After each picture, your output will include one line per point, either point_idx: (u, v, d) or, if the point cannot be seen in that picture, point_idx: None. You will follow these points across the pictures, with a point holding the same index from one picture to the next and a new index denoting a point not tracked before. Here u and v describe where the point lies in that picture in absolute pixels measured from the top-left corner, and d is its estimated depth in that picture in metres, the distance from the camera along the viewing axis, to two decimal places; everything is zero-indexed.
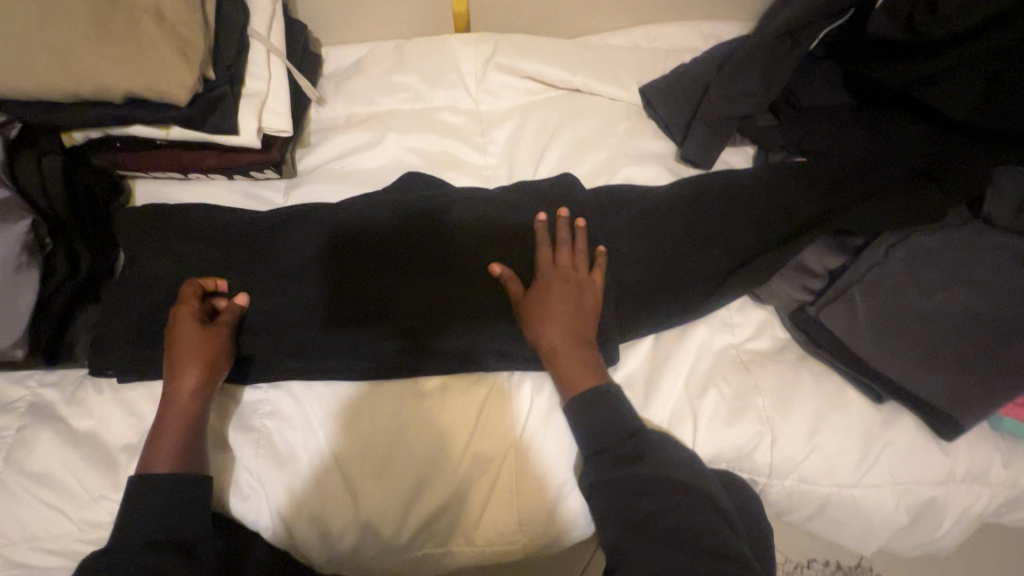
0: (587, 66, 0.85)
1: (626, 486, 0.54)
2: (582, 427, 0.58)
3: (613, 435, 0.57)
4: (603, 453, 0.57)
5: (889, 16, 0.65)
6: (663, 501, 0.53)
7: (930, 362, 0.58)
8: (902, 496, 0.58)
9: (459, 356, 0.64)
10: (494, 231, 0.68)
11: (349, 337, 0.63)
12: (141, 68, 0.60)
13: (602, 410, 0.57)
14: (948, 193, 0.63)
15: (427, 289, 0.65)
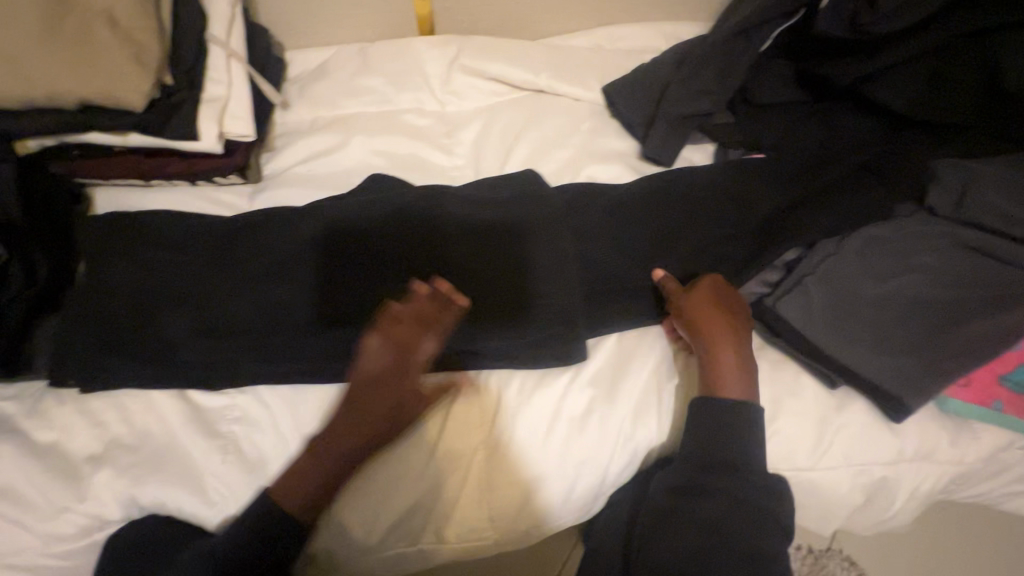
0: (551, 67, 0.86)
1: (714, 504, 0.53)
2: (701, 445, 0.57)
3: (723, 452, 0.56)
4: (708, 463, 0.56)
5: (835, 14, 0.68)
6: (735, 514, 0.53)
7: (880, 348, 0.61)
8: (858, 477, 0.60)
9: None
10: (462, 232, 0.68)
11: (319, 340, 0.64)
12: (94, 73, 0.59)
13: (727, 433, 0.56)
14: (893, 185, 0.66)
15: (396, 290, 0.66)
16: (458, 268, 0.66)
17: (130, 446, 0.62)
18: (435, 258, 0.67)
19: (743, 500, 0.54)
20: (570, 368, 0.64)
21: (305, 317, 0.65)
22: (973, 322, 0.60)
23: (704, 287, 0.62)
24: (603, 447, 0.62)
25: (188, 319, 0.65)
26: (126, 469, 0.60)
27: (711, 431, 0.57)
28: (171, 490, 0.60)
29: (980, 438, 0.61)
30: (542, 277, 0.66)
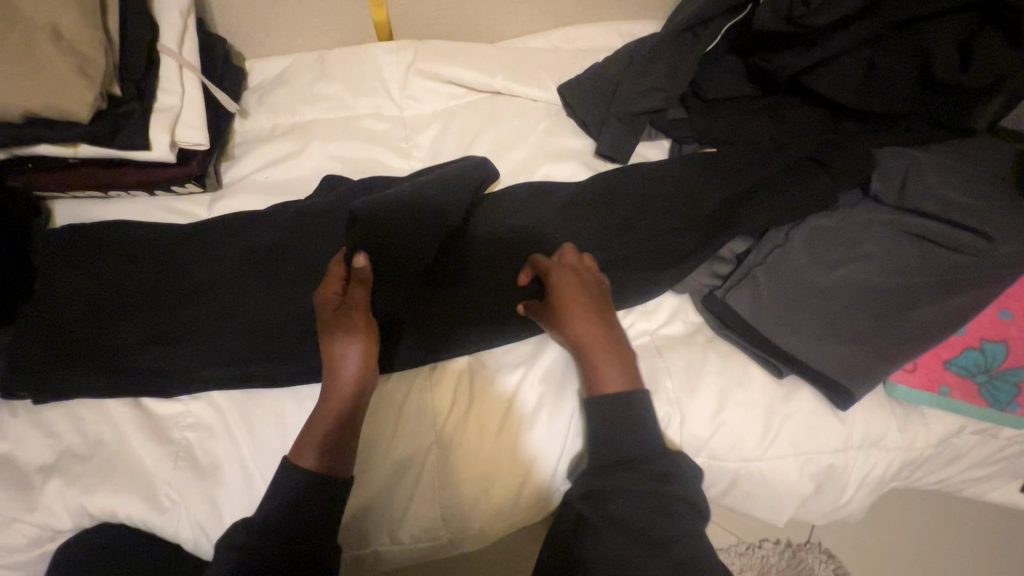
0: (507, 69, 0.87)
1: (633, 497, 0.53)
2: (610, 435, 0.56)
3: (636, 448, 0.55)
4: (620, 458, 0.55)
5: (773, 9, 0.68)
6: (650, 508, 0.52)
7: (827, 335, 0.61)
8: (805, 465, 0.60)
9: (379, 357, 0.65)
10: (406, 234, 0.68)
11: (273, 343, 0.65)
12: (39, 87, 0.60)
13: (631, 422, 0.56)
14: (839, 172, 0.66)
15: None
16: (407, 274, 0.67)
17: (82, 455, 0.62)
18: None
19: (659, 494, 0.53)
20: (522, 366, 0.65)
21: (256, 322, 0.66)
22: (917, 308, 0.60)
23: (555, 273, 0.62)
24: (554, 442, 0.62)
25: (140, 327, 0.66)
26: (76, 479, 0.60)
27: (613, 426, 0.56)
28: (121, 497, 0.59)
29: (927, 423, 0.62)
30: (486, 281, 0.68)
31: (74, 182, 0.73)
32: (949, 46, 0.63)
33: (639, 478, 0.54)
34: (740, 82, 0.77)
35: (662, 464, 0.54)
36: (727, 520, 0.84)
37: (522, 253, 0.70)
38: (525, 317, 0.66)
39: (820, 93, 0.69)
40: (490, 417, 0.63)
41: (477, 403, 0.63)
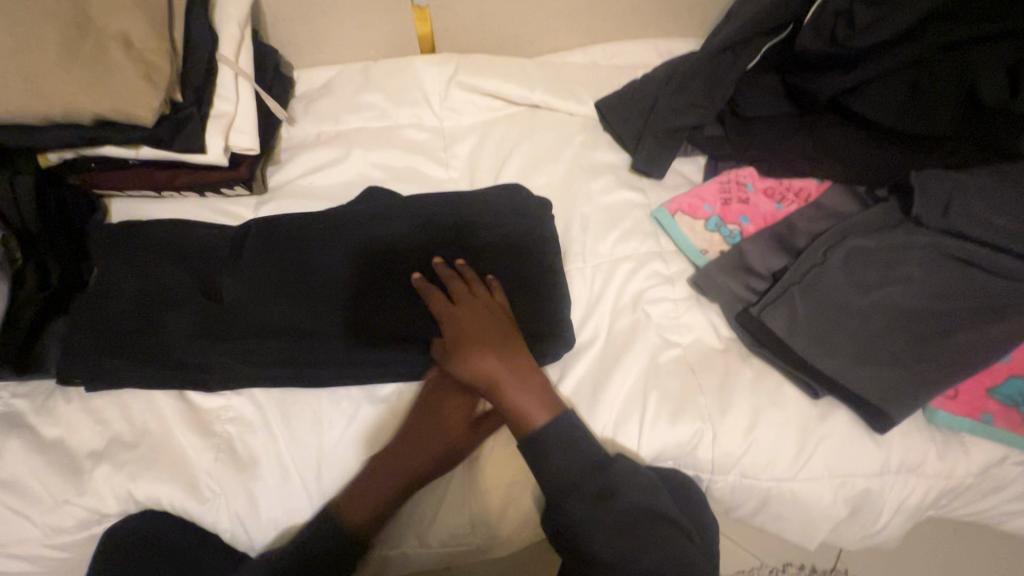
0: (546, 83, 0.89)
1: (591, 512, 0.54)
2: (545, 462, 0.56)
3: (567, 463, 0.56)
4: (569, 488, 0.56)
5: (815, 32, 0.71)
6: (598, 520, 0.54)
7: (864, 358, 0.61)
8: (840, 489, 0.59)
9: (419, 363, 0.65)
10: (407, 258, 0.69)
11: (312, 350, 0.66)
12: (108, 91, 0.64)
13: (554, 444, 0.57)
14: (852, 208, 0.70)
15: (353, 314, 0.67)
16: (411, 299, 0.67)
17: (130, 443, 0.64)
18: (386, 293, 0.68)
19: (593, 508, 0.55)
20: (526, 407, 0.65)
21: (261, 332, 0.67)
22: (957, 332, 0.60)
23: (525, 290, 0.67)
24: None
25: (187, 322, 0.68)
26: (124, 465, 0.63)
27: (538, 453, 0.57)
28: (164, 485, 0.62)
29: (968, 451, 0.60)
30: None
31: (132, 181, 0.76)
32: (999, 70, 0.62)
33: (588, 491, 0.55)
34: (778, 102, 0.77)
35: (582, 476, 0.56)
36: (751, 543, 0.82)
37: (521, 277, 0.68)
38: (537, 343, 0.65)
39: (860, 113, 0.69)
40: None
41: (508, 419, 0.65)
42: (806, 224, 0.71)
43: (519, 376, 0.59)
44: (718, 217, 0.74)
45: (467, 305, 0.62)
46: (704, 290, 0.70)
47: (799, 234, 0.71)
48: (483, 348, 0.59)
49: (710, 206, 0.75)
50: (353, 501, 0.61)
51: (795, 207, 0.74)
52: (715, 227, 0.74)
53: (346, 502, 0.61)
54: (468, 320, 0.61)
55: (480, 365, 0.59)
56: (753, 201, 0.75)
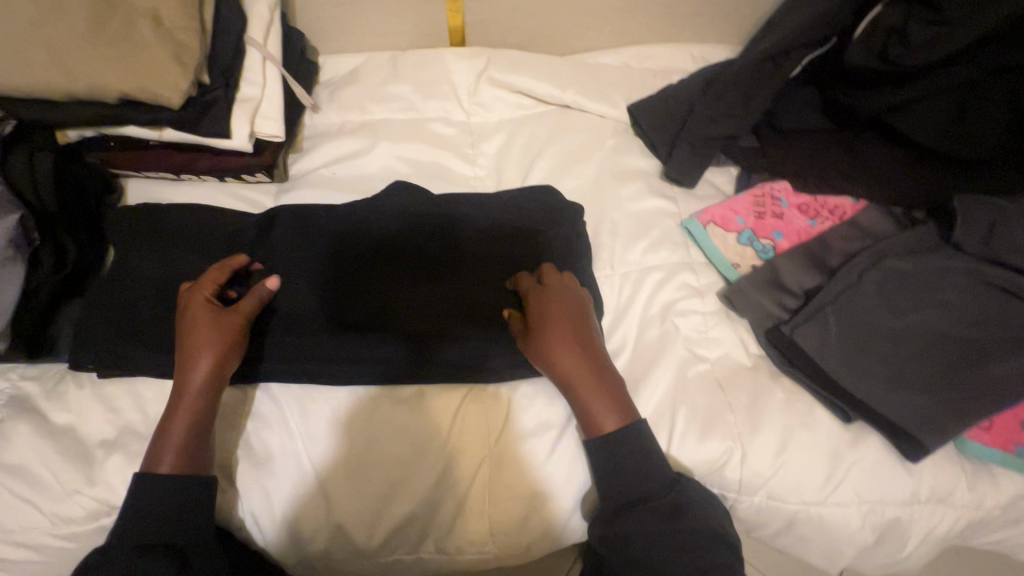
0: (578, 83, 0.87)
1: (664, 536, 0.55)
2: (624, 477, 0.56)
3: (643, 486, 0.56)
4: (642, 505, 0.56)
5: (866, 47, 0.69)
6: (665, 541, 0.55)
7: (898, 384, 0.59)
8: (868, 515, 0.58)
9: (445, 366, 0.64)
10: (396, 249, 0.67)
11: (330, 345, 0.64)
12: (135, 70, 0.62)
13: (635, 463, 0.56)
14: (903, 235, 0.67)
15: (336, 299, 0.65)
16: (397, 286, 0.66)
17: (143, 433, 0.63)
18: (373, 279, 0.66)
19: (660, 531, 0.55)
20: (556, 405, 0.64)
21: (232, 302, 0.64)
22: (994, 363, 0.59)
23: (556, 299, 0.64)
24: (583, 466, 0.62)
25: None
26: (136, 456, 0.61)
27: (615, 468, 0.56)
28: None
29: (999, 483, 0.59)
30: (461, 300, 0.65)
31: (151, 163, 0.74)
32: None
33: (661, 511, 0.55)
34: (816, 115, 0.76)
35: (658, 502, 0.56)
36: (760, 558, 0.81)
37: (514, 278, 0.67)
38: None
39: (903, 133, 0.68)
40: (549, 447, 0.62)
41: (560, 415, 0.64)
42: (841, 243, 0.70)
43: (591, 368, 0.59)
44: (751, 230, 0.73)
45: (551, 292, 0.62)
46: (734, 304, 0.68)
47: (833, 253, 0.69)
48: (557, 338, 0.59)
49: (743, 219, 0.74)
50: (159, 449, 0.56)
51: (829, 224, 0.73)
52: (748, 241, 0.72)
53: (158, 449, 0.56)
54: (553, 310, 0.61)
55: (553, 352, 0.59)
56: (788, 217, 0.74)
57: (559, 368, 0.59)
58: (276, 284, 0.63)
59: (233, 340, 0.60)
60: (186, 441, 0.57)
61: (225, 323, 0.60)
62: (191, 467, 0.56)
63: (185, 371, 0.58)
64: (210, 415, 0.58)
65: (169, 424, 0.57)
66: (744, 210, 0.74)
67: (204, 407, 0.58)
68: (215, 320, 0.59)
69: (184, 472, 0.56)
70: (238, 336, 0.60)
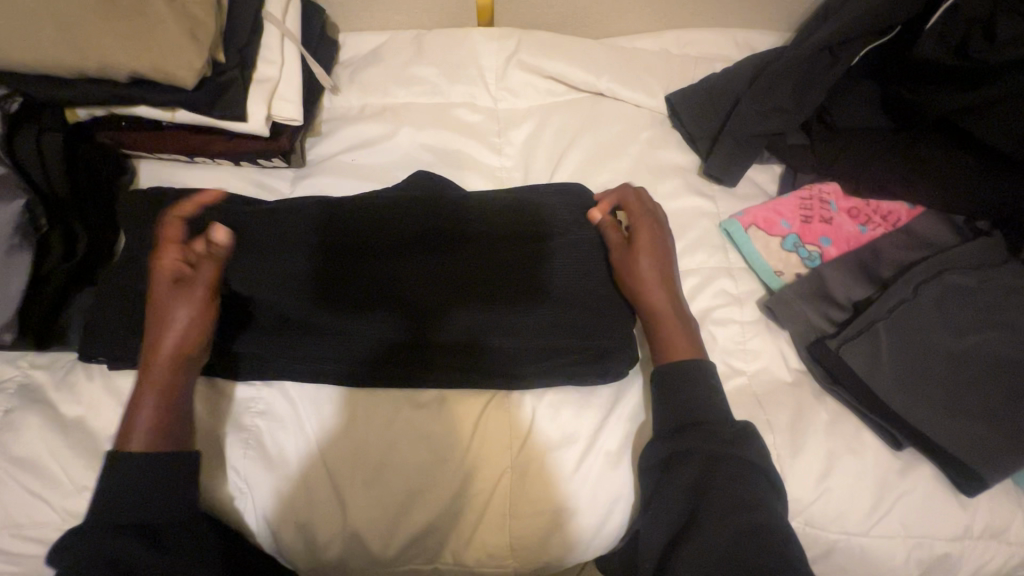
0: (613, 69, 0.81)
1: (720, 468, 0.52)
2: (675, 402, 0.56)
3: (698, 408, 0.55)
4: (698, 426, 0.55)
5: (939, 38, 0.63)
6: (722, 478, 0.52)
7: (955, 410, 0.55)
8: (915, 550, 0.55)
9: (449, 345, 0.61)
10: (401, 229, 0.63)
11: (330, 331, 0.61)
12: (147, 47, 0.58)
13: (692, 388, 0.56)
14: (965, 247, 0.63)
15: (333, 279, 0.62)
16: (400, 266, 0.62)
17: None
18: (375, 257, 0.62)
19: (714, 467, 0.52)
20: (579, 406, 0.61)
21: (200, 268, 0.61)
22: None
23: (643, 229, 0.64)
24: (611, 484, 0.59)
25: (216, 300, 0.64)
26: None
27: (671, 392, 0.57)
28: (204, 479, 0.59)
29: None
30: (466, 279, 0.62)
31: (165, 145, 0.70)
32: None
33: (708, 446, 0.53)
34: (874, 113, 0.71)
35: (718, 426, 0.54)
36: None
37: (519, 264, 0.63)
38: (575, 357, 0.60)
39: (976, 135, 0.62)
40: (576, 461, 0.59)
41: (593, 399, 0.62)
42: (895, 253, 0.65)
43: (677, 303, 0.61)
44: (797, 235, 0.68)
45: (659, 230, 0.64)
46: (777, 315, 0.64)
47: (885, 263, 0.65)
48: (654, 262, 0.62)
49: (788, 223, 0.69)
50: (128, 429, 0.53)
51: (882, 231, 0.68)
52: (793, 247, 0.67)
53: (127, 427, 0.53)
54: (644, 245, 0.63)
55: (648, 275, 0.61)
56: (836, 223, 0.69)
57: (646, 285, 0.61)
58: (224, 235, 0.58)
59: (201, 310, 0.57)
60: (160, 416, 0.54)
61: (190, 292, 0.57)
62: (165, 444, 0.53)
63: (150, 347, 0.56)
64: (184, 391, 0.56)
65: (136, 402, 0.54)
66: (788, 214, 0.69)
67: (172, 379, 0.55)
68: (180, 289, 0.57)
69: (158, 448, 0.53)
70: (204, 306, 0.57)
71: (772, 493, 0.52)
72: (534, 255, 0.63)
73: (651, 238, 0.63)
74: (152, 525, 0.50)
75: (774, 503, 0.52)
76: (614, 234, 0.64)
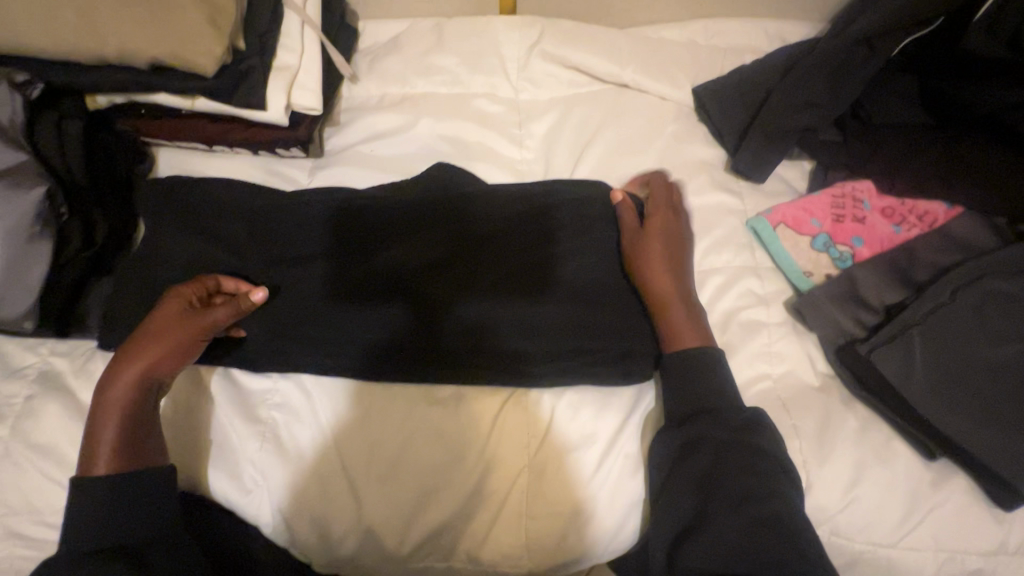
0: (639, 60, 0.79)
1: (725, 459, 0.51)
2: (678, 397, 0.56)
3: (706, 396, 0.55)
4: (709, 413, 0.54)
5: (988, 31, 0.61)
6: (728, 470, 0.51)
7: (993, 421, 0.53)
8: (946, 564, 0.53)
9: (464, 340, 0.60)
10: (414, 221, 0.64)
11: (339, 326, 0.60)
12: (167, 34, 0.57)
13: (701, 376, 0.55)
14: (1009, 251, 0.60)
15: (347, 272, 0.62)
16: (410, 258, 0.62)
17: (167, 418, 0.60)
18: (386, 248, 0.63)
19: (722, 460, 0.51)
20: (600, 406, 0.60)
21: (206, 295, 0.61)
22: None
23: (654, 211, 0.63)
24: (626, 489, 0.58)
25: None
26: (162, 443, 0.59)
27: (677, 384, 0.56)
28: (221, 474, 0.59)
29: None
30: (477, 276, 0.61)
31: (183, 132, 0.70)
32: None
33: (709, 432, 0.53)
34: (911, 109, 0.68)
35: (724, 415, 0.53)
36: None
37: (534, 259, 0.62)
38: (598, 356, 0.59)
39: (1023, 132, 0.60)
40: (592, 462, 0.58)
41: (612, 400, 0.60)
42: (931, 255, 0.62)
43: (684, 291, 0.60)
44: (827, 235, 0.66)
45: (673, 216, 0.63)
46: (806, 318, 0.62)
47: (920, 265, 0.62)
48: (665, 249, 0.60)
49: (818, 222, 0.66)
50: (94, 446, 0.53)
51: (916, 231, 0.66)
52: (823, 247, 0.65)
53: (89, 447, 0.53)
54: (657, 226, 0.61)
55: (657, 255, 0.60)
56: (867, 221, 0.66)
57: (655, 273, 0.59)
58: (262, 298, 0.58)
59: (180, 349, 0.56)
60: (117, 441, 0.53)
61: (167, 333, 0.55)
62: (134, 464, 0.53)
63: (121, 361, 0.55)
64: (138, 421, 0.54)
65: (96, 424, 0.53)
66: (816, 213, 0.67)
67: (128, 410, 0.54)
68: (163, 329, 0.55)
69: (127, 470, 0.52)
70: (181, 352, 0.56)
71: (786, 479, 0.51)
72: (547, 252, 0.62)
73: (667, 221, 0.62)
74: (139, 539, 0.51)
75: (792, 497, 0.50)
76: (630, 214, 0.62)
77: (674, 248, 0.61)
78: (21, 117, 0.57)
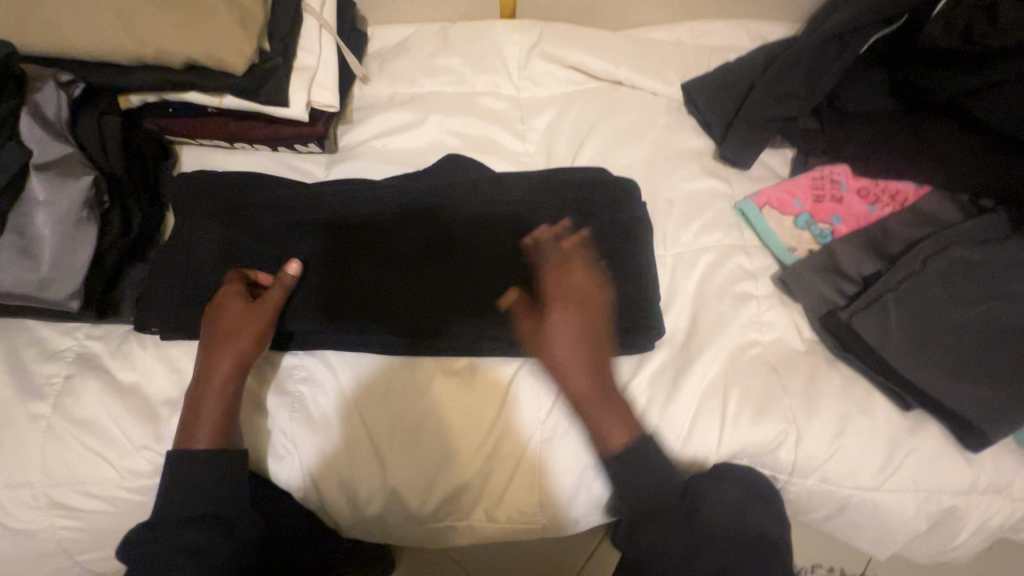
0: (631, 59, 0.85)
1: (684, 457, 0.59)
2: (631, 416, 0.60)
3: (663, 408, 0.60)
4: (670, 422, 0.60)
5: (946, 24, 0.67)
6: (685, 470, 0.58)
7: (962, 374, 0.59)
8: (923, 503, 0.59)
9: (456, 351, 0.64)
10: (403, 232, 0.66)
11: (338, 335, 0.64)
12: (199, 36, 0.62)
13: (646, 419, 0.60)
14: (970, 224, 0.66)
15: (334, 292, 0.64)
16: (397, 274, 0.64)
17: None
18: (371, 266, 0.65)
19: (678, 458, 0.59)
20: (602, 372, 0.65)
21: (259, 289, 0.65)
22: None
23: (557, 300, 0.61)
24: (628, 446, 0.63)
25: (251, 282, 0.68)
26: None
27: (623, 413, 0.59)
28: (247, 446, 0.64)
29: None
30: (459, 293, 0.64)
31: (207, 129, 0.74)
32: None
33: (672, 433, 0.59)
34: (881, 98, 0.74)
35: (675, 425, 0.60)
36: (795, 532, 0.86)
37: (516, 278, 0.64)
38: None
39: (982, 117, 0.66)
40: None
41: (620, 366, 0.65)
42: (902, 229, 0.68)
43: (596, 377, 0.60)
44: (809, 214, 0.72)
45: (588, 295, 0.61)
46: (791, 289, 0.67)
47: (893, 239, 0.68)
48: (569, 340, 0.60)
49: (800, 202, 0.72)
50: (192, 430, 0.58)
51: (889, 210, 0.72)
52: (806, 225, 0.71)
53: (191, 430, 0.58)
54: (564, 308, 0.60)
55: (563, 348, 0.59)
56: (844, 202, 0.72)
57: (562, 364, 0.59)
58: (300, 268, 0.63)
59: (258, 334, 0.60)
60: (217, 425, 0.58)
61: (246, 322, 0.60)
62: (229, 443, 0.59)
63: (212, 357, 0.59)
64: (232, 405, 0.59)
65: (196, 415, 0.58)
66: (798, 195, 0.73)
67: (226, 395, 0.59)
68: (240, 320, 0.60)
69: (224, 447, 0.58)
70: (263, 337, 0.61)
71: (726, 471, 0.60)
72: None
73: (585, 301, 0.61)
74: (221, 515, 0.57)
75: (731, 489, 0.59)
76: (530, 313, 0.62)
77: (589, 329, 0.60)
78: (66, 113, 0.62)
